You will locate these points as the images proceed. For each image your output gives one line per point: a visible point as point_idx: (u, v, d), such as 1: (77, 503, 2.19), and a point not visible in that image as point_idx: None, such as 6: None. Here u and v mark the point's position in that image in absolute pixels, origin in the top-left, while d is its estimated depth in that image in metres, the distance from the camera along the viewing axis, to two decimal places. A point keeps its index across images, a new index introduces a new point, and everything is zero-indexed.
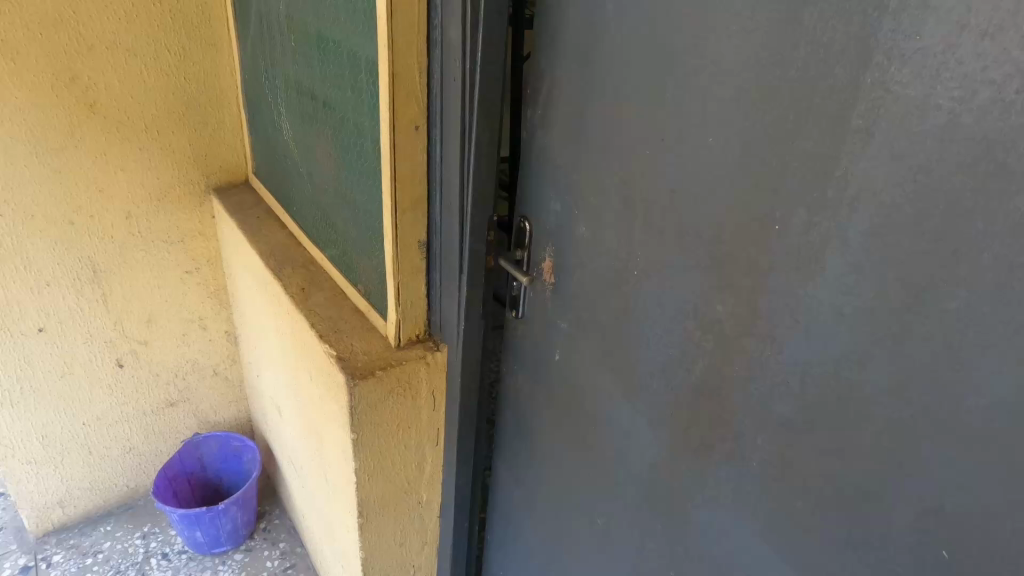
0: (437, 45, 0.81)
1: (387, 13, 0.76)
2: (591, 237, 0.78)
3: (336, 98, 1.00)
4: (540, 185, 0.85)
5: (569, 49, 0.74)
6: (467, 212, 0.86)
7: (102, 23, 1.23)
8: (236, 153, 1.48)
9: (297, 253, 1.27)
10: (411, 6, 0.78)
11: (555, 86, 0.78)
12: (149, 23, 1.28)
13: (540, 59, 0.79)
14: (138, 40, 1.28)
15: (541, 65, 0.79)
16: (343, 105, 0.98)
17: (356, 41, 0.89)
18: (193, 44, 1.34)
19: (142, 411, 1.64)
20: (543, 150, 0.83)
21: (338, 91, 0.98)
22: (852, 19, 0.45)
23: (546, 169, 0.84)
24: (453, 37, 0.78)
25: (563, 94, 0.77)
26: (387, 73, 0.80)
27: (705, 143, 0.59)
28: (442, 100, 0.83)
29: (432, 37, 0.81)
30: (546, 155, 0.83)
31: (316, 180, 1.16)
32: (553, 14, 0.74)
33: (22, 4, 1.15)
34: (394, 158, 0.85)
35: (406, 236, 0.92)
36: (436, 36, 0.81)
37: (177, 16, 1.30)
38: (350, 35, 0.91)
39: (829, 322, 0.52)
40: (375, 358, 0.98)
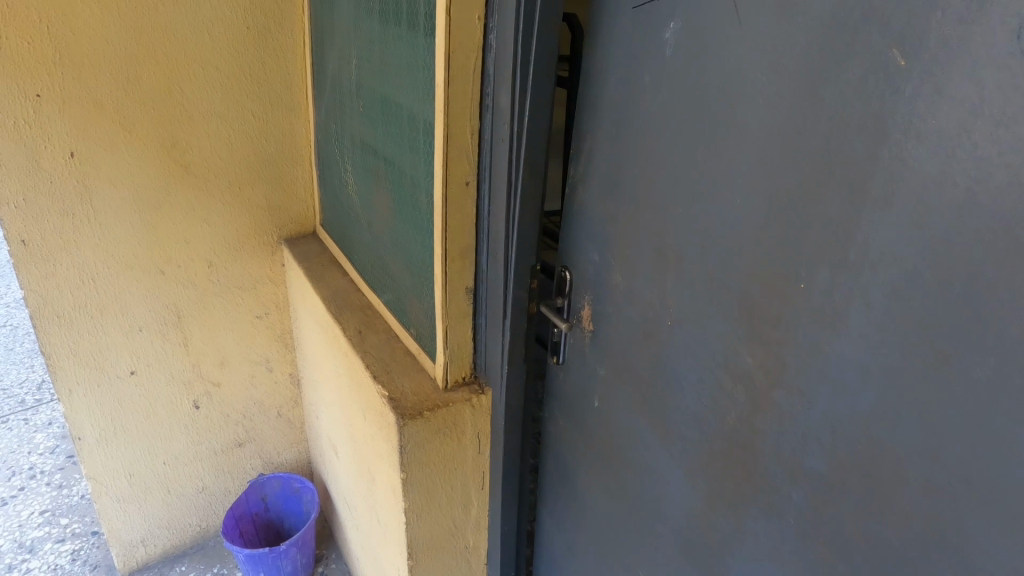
0: (489, 110, 0.88)
1: (445, 83, 0.84)
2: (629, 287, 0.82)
3: (396, 156, 1.09)
4: (581, 238, 0.90)
5: (607, 116, 0.79)
6: (511, 261, 0.91)
7: (202, 97, 1.40)
8: (304, 206, 1.62)
9: (356, 299, 1.36)
10: (467, 77, 0.86)
11: (596, 148, 0.83)
12: (239, 94, 1.44)
13: (582, 123, 0.85)
14: (229, 109, 1.44)
15: (583, 128, 0.85)
16: (402, 161, 1.07)
17: (416, 106, 0.98)
18: (274, 110, 1.49)
19: (213, 449, 1.75)
20: (582, 206, 0.88)
21: (398, 149, 1.08)
22: (870, 98, 0.48)
23: (585, 223, 0.88)
24: (502, 103, 0.85)
25: (601, 157, 0.82)
26: (442, 134, 0.87)
27: (732, 205, 0.62)
28: (491, 158, 0.90)
29: (484, 101, 0.89)
30: (587, 210, 0.88)
31: (374, 231, 1.25)
32: (595, 84, 0.80)
33: (139, 83, 1.33)
34: (445, 211, 0.92)
35: (455, 282, 0.97)
36: (487, 101, 0.88)
37: (262, 86, 1.46)
38: (411, 100, 1.00)
39: (857, 382, 0.53)
40: (424, 400, 1.03)
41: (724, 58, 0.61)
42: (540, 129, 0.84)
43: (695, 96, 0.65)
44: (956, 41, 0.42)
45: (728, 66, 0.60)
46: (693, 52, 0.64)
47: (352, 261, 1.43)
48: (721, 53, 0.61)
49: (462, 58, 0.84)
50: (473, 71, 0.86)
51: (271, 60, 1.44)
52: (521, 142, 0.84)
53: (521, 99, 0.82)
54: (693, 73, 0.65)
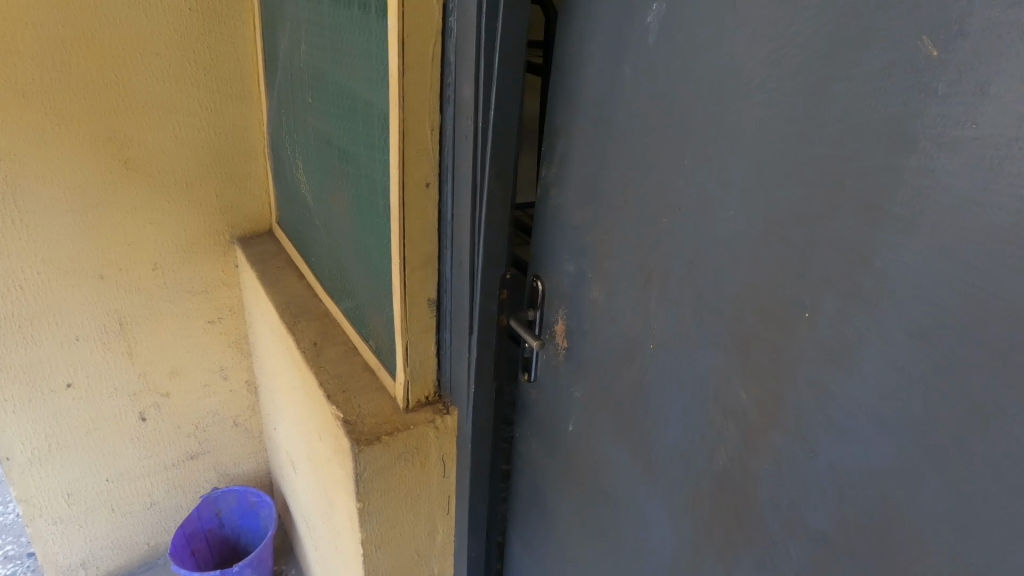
0: (451, 103, 0.79)
1: (399, 71, 0.74)
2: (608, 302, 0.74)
3: (353, 152, 0.99)
4: (555, 247, 0.82)
5: (583, 112, 0.71)
6: (477, 272, 0.83)
7: (142, 85, 1.28)
8: (260, 203, 1.51)
9: (313, 305, 1.26)
10: (425, 65, 0.76)
11: (571, 147, 0.75)
12: (184, 82, 1.32)
13: (555, 119, 0.77)
14: (173, 98, 1.32)
15: (557, 124, 0.76)
16: (359, 158, 0.97)
17: (372, 98, 0.88)
18: (224, 99, 1.37)
19: (163, 463, 1.64)
20: (557, 211, 0.80)
21: (354, 144, 0.98)
22: (893, 97, 0.40)
23: (559, 231, 0.80)
24: (465, 95, 0.76)
25: (577, 158, 0.74)
26: (398, 130, 0.77)
27: (725, 218, 0.54)
28: (454, 157, 0.81)
29: (445, 93, 0.79)
30: (561, 215, 0.79)
31: (331, 232, 1.15)
32: (570, 74, 0.72)
33: (69, 70, 1.20)
34: (404, 216, 0.82)
35: (415, 294, 0.88)
36: (449, 93, 0.79)
37: (210, 73, 1.34)
38: (366, 91, 0.90)
39: (869, 430, 0.45)
40: (382, 422, 0.94)
41: (715, 47, 0.52)
42: (508, 126, 0.75)
43: (682, 89, 0.57)
44: (1007, 30, 0.34)
45: (720, 57, 0.52)
46: (680, 41, 0.56)
47: (309, 264, 1.33)
48: (713, 41, 0.53)
49: (418, 43, 0.74)
50: (432, 58, 0.77)
51: (219, 45, 1.32)
52: (488, 140, 0.75)
53: (487, 92, 0.73)
54: (680, 63, 0.56)
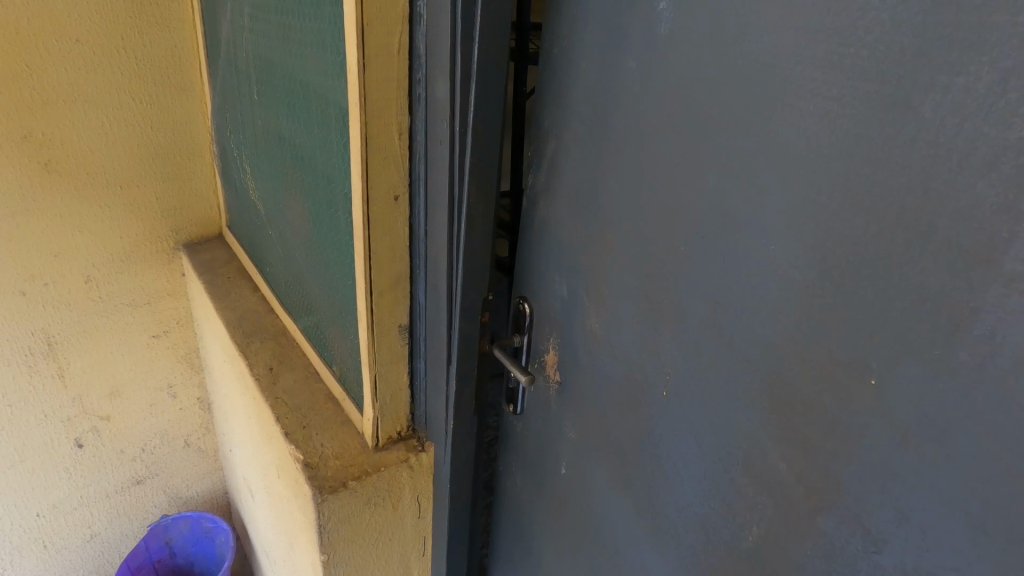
0: (422, 102, 0.67)
1: (359, 64, 0.62)
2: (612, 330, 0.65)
3: (309, 156, 0.86)
4: (545, 267, 0.72)
5: (579, 112, 0.62)
6: (456, 297, 0.72)
7: (62, 76, 1.11)
8: (207, 205, 1.36)
9: (269, 322, 1.13)
10: (390, 58, 0.64)
11: (564, 152, 0.65)
12: (112, 71, 1.16)
13: (545, 118, 0.67)
14: (100, 90, 1.15)
15: (546, 125, 0.67)
16: (314, 162, 0.84)
17: (328, 94, 0.76)
18: (161, 91, 1.22)
19: (105, 491, 1.49)
20: (547, 226, 0.70)
21: (309, 146, 0.85)
22: (1006, 113, 0.31)
23: (550, 249, 0.70)
24: (438, 93, 0.64)
25: (571, 164, 0.64)
26: (361, 133, 0.65)
27: (763, 250, 0.45)
28: (427, 165, 0.69)
29: (415, 90, 0.67)
30: (553, 231, 0.69)
31: (285, 242, 1.02)
32: (563, 67, 0.63)
33: None
34: (369, 234, 0.70)
35: (384, 322, 0.77)
36: (419, 90, 0.67)
37: (143, 61, 1.18)
38: (321, 86, 0.77)
39: (951, 534, 0.36)
40: (349, 464, 0.83)
41: (750, 41, 0.44)
42: (490, 128, 0.64)
43: (707, 92, 0.47)
44: None
45: (755, 53, 0.43)
46: (706, 29, 0.46)
47: (264, 275, 1.19)
48: (746, 34, 0.44)
49: (382, 30, 0.62)
50: (398, 50, 0.65)
51: (153, 29, 1.17)
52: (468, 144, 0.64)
53: (465, 88, 0.62)
54: (705, 60, 0.47)
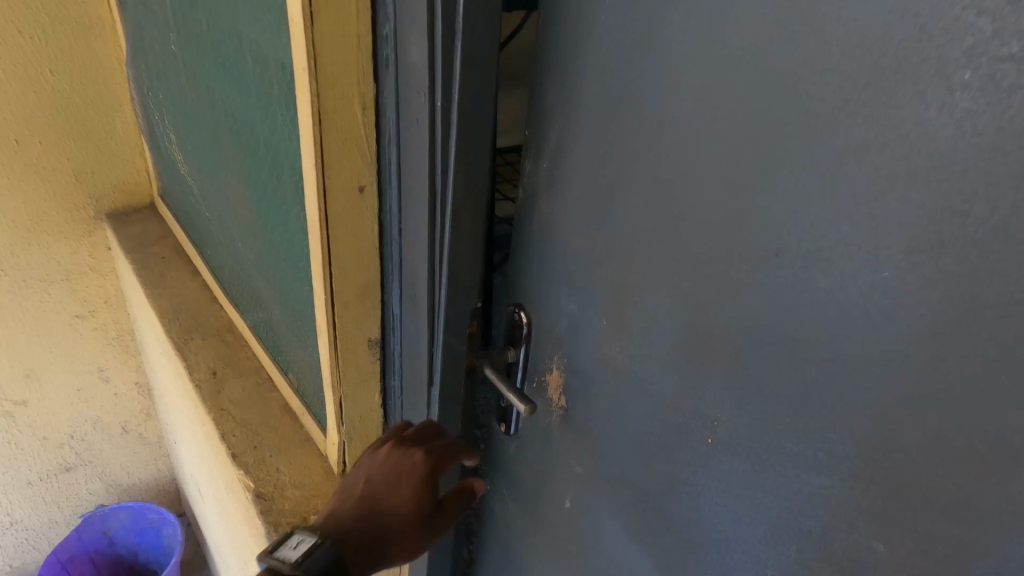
0: (390, 67, 0.52)
1: (305, 15, 0.46)
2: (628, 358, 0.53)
3: (246, 130, 0.69)
4: (546, 275, 0.59)
5: (593, 91, 0.48)
6: (439, 311, 0.59)
7: None
8: (135, 170, 1.16)
9: (211, 315, 0.97)
10: (347, 7, 0.49)
11: (572, 140, 0.51)
12: None
13: (546, 93, 0.52)
14: None
15: (548, 101, 0.52)
16: (252, 135, 0.68)
17: (264, 54, 0.59)
18: (58, 27, 0.99)
19: (27, 479, 1.34)
20: (550, 228, 0.57)
21: (244, 114, 0.68)
22: None
23: (555, 255, 0.57)
24: (412, 56, 0.49)
25: (582, 155, 0.50)
26: (312, 109, 0.50)
27: (869, 299, 0.34)
28: (400, 149, 0.55)
29: (380, 50, 0.52)
30: (558, 233, 0.56)
31: (225, 225, 0.86)
32: (572, 29, 0.48)
33: None
34: (328, 235, 0.56)
35: (351, 338, 0.64)
36: (386, 51, 0.52)
37: None
38: (255, 42, 0.60)
39: None
40: (313, 497, 0.71)
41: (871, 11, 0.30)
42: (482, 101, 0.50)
43: (793, 77, 0.34)
44: None
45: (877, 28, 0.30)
46: None
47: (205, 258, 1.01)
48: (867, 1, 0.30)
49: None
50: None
51: None
52: (454, 123, 0.49)
53: (450, 49, 0.47)
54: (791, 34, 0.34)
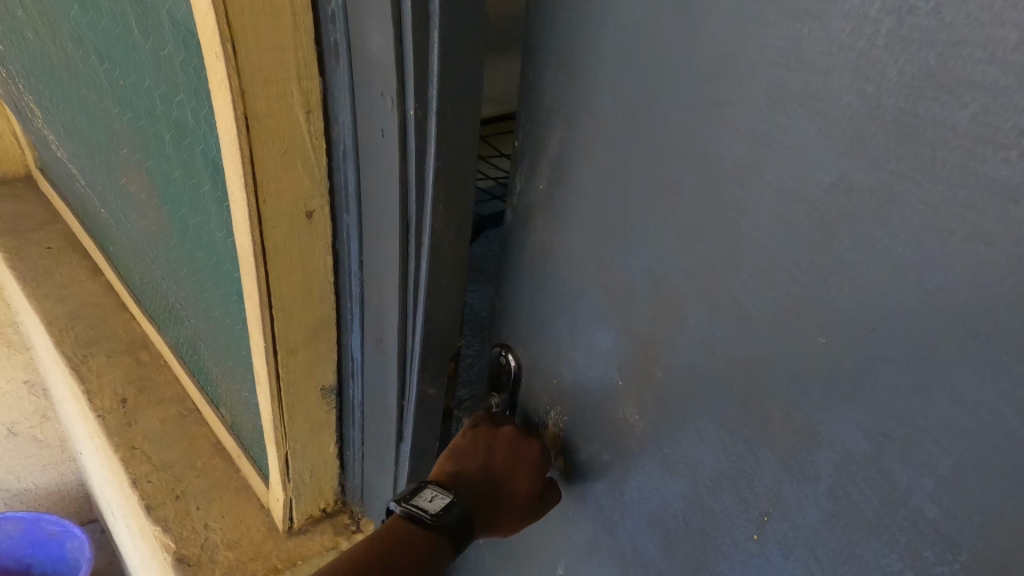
0: (339, 59, 0.45)
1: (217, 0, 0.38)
2: (667, 399, 0.49)
3: (150, 134, 0.58)
4: (557, 305, 0.57)
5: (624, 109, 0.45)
6: (414, 350, 0.52)
7: None
8: (8, 145, 1.30)
9: (108, 327, 1.02)
10: None
11: (593, 162, 0.49)
12: None
13: (559, 110, 0.50)
14: None
15: (560, 118, 0.50)
16: (155, 147, 0.58)
17: (163, 46, 0.48)
18: None
19: None
20: (565, 255, 0.54)
21: (142, 120, 0.58)
22: None
23: (567, 284, 0.55)
24: (371, 49, 0.42)
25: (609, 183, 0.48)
26: (237, 115, 0.43)
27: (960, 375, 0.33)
28: (356, 159, 0.48)
29: (325, 37, 0.44)
30: (574, 262, 0.53)
31: (143, 240, 0.76)
32: (599, 45, 0.45)
33: None
34: (267, 267, 0.50)
35: (301, 384, 0.59)
36: (331, 39, 0.44)
37: None
38: (147, 29, 0.49)
39: None
40: (254, 553, 0.70)
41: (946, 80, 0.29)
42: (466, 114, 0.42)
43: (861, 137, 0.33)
44: None
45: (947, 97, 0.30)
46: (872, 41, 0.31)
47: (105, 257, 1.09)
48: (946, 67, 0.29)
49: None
50: None
51: None
52: (434, 141, 0.42)
53: (427, 53, 0.39)
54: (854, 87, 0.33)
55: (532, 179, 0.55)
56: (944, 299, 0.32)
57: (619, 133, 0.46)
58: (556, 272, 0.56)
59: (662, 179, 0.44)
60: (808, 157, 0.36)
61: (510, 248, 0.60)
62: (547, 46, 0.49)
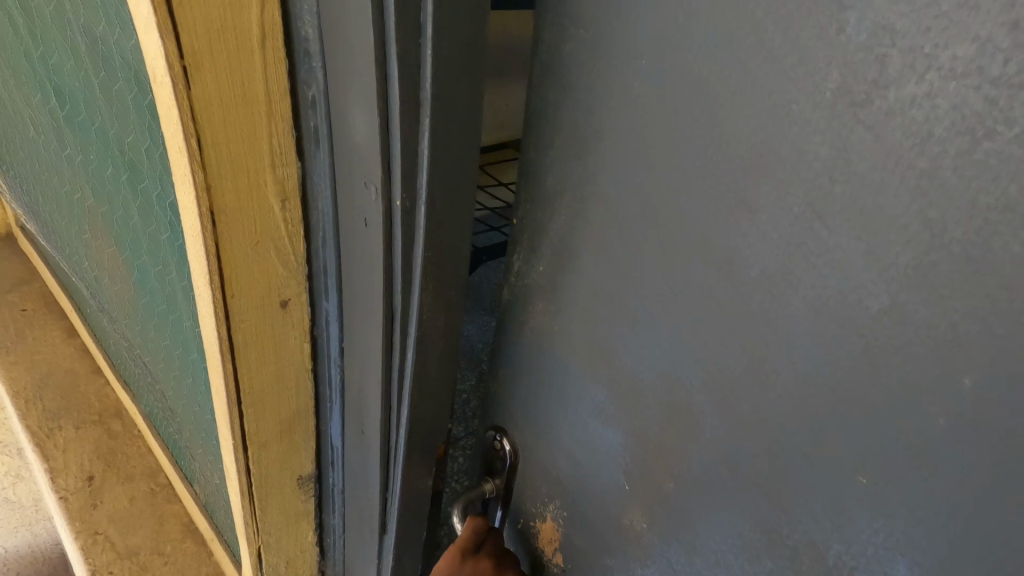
0: (320, 146, 0.47)
1: (183, 99, 0.41)
2: (678, 506, 0.45)
3: (125, 225, 0.61)
4: (560, 389, 0.53)
5: (641, 201, 0.41)
6: (400, 434, 0.50)
7: None
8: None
9: (76, 394, 1.15)
10: (255, 85, 0.43)
11: (603, 252, 0.45)
12: None
13: (568, 190, 0.46)
14: None
15: (569, 199, 0.46)
16: (135, 242, 0.61)
17: (134, 143, 0.51)
18: None
19: None
20: (568, 340, 0.50)
21: (120, 215, 0.61)
22: None
23: (574, 369, 0.51)
24: (354, 139, 0.43)
25: (622, 276, 0.44)
26: (202, 208, 0.45)
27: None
28: (335, 246, 0.50)
29: (305, 123, 0.47)
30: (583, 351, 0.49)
31: (125, 317, 0.78)
32: (620, 128, 0.40)
33: None
34: (234, 355, 0.52)
35: (278, 467, 0.61)
36: (311, 127, 0.47)
37: None
38: (122, 129, 0.51)
39: None
40: None
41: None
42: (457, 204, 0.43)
43: (924, 271, 0.29)
44: None
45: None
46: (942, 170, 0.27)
47: (82, 321, 1.21)
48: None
49: (228, 41, 0.41)
50: (269, 74, 0.44)
51: None
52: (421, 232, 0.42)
53: (415, 145, 0.40)
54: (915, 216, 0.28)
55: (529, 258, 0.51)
56: (1008, 450, 0.28)
57: (629, 221, 0.42)
58: (554, 353, 0.52)
59: (683, 278, 0.40)
60: (852, 278, 0.32)
61: (503, 322, 0.57)
62: (549, 118, 0.45)
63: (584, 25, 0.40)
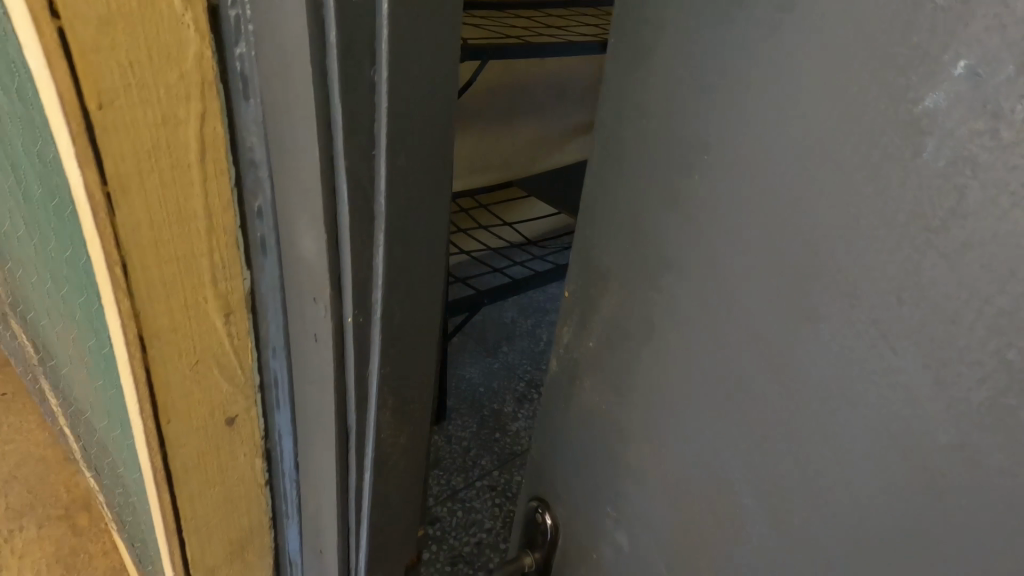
0: (266, 255, 0.45)
1: (103, 227, 0.40)
2: None
3: (77, 313, 0.59)
4: (597, 471, 0.51)
5: (693, 296, 0.39)
6: (360, 551, 0.47)
7: None
8: None
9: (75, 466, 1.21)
10: (186, 207, 0.42)
11: (651, 338, 0.43)
12: None
13: (616, 273, 0.44)
14: None
15: (619, 281, 0.44)
16: (84, 331, 0.59)
17: (73, 244, 0.49)
18: None
19: None
20: (609, 422, 0.48)
21: (70, 302, 0.59)
22: None
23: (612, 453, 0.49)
24: (302, 257, 0.40)
25: (668, 367, 0.42)
26: (131, 333, 0.45)
27: None
28: (284, 362, 0.48)
29: (251, 239, 0.45)
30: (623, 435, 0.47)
31: (87, 393, 0.75)
32: (675, 217, 0.39)
33: None
34: (170, 461, 0.52)
35: (222, 553, 0.61)
36: (257, 234, 0.44)
37: None
38: (63, 232, 0.50)
39: None
40: None
41: None
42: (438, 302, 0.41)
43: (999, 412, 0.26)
44: None
45: None
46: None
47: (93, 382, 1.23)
48: None
49: (161, 162, 0.40)
50: (203, 193, 0.42)
51: None
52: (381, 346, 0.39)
53: (369, 264, 0.36)
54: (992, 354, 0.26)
55: (577, 332, 0.50)
56: None
57: (683, 311, 0.40)
58: (598, 434, 0.50)
59: (737, 377, 0.37)
60: (919, 409, 0.29)
61: (547, 393, 0.55)
62: (602, 196, 0.44)
63: (648, 110, 0.39)
